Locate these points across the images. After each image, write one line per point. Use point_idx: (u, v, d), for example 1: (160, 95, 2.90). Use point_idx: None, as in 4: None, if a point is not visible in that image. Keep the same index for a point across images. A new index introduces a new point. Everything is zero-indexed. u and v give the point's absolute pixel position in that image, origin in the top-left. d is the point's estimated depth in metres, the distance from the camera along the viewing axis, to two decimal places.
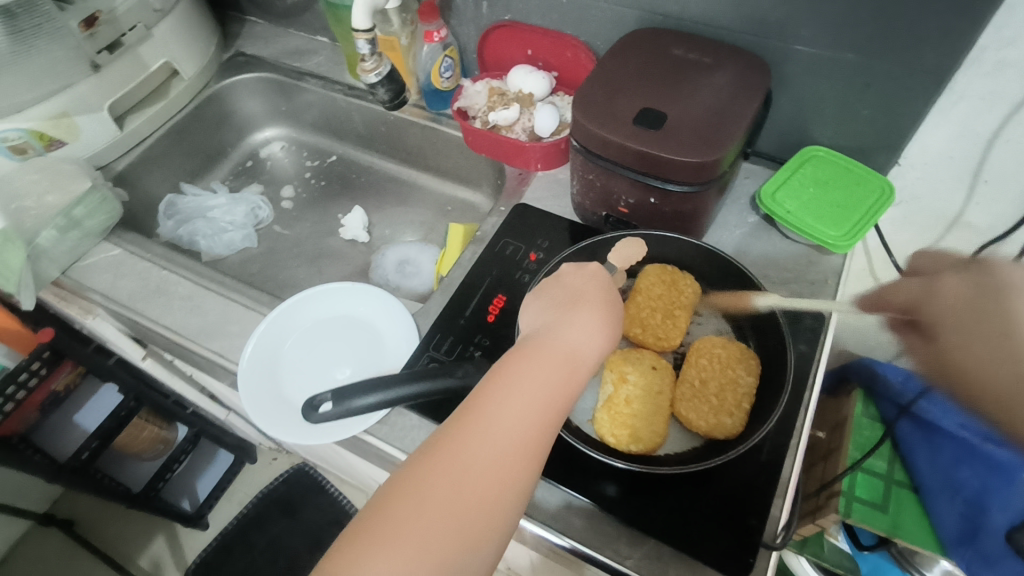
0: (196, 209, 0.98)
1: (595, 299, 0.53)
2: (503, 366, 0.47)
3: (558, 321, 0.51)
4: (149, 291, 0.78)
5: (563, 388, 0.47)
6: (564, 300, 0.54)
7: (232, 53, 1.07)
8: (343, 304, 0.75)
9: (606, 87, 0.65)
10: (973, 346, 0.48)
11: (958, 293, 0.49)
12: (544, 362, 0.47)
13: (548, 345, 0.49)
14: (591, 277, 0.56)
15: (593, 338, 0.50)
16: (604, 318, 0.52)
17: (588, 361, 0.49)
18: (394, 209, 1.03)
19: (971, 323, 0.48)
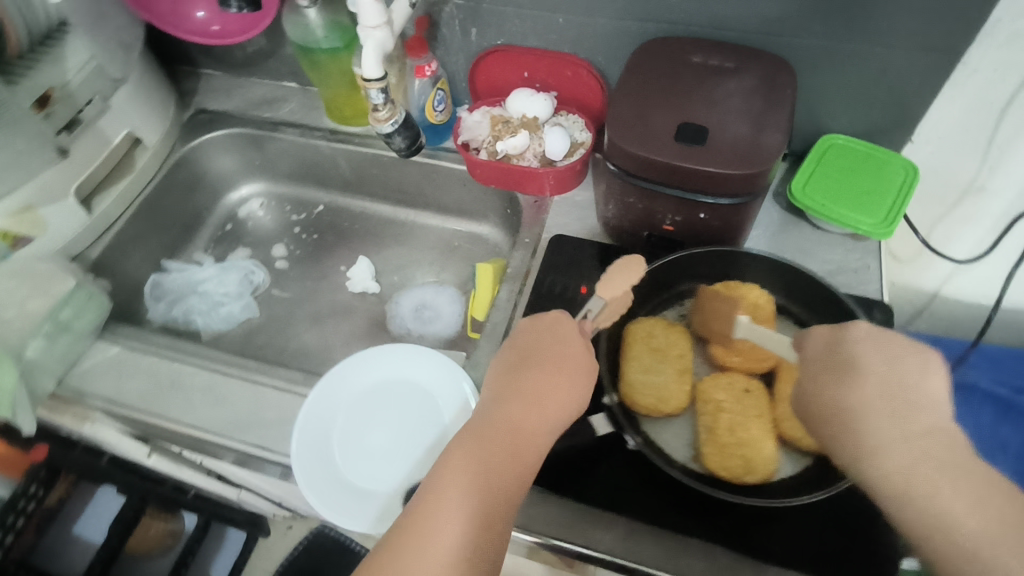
0: (187, 286, 0.92)
1: (555, 358, 0.55)
2: (455, 450, 0.49)
3: (513, 390, 0.53)
4: (164, 390, 0.71)
5: (519, 461, 0.49)
6: (523, 361, 0.55)
7: (192, 111, 0.98)
8: (387, 367, 0.70)
9: (637, 106, 0.63)
10: (827, 402, 0.48)
11: (823, 346, 0.50)
12: (498, 438, 0.49)
13: (502, 418, 0.50)
14: (554, 330, 0.57)
15: (550, 404, 0.52)
16: (563, 379, 0.54)
17: (545, 430, 0.51)
18: (397, 252, 0.98)
19: (828, 378, 0.49)
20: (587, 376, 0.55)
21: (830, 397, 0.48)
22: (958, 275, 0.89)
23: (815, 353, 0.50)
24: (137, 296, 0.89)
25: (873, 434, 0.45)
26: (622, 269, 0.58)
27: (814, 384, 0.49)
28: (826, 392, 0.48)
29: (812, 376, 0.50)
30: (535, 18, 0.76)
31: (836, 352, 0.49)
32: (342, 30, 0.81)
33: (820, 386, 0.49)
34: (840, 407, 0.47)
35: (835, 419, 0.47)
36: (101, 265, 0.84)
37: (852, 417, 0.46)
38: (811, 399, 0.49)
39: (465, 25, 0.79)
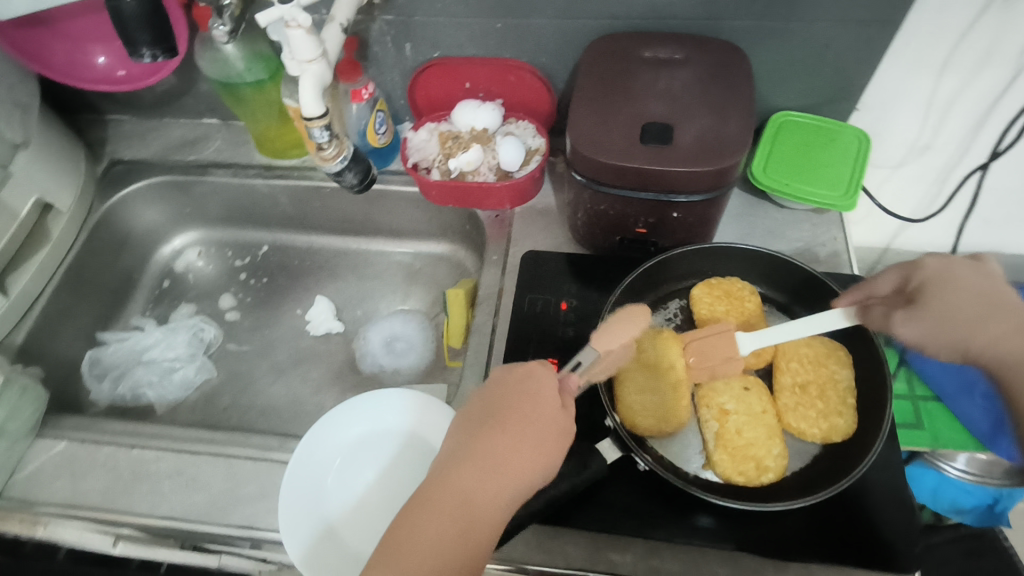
0: (131, 355, 0.84)
1: (521, 419, 0.50)
2: (403, 526, 0.46)
3: (472, 456, 0.49)
4: (127, 482, 0.64)
5: (467, 543, 0.45)
6: (487, 420, 0.51)
7: (105, 163, 0.89)
8: (363, 420, 0.65)
9: (597, 111, 0.60)
10: (967, 315, 0.48)
11: (938, 271, 0.50)
12: (445, 514, 0.46)
13: (453, 490, 0.47)
14: (528, 384, 0.52)
15: (510, 474, 0.48)
16: (525, 445, 0.49)
17: (500, 507, 0.47)
18: (356, 285, 0.93)
19: (974, 299, 0.48)
20: (553, 441, 0.50)
21: (958, 312, 0.48)
22: (908, 229, 0.92)
23: (945, 278, 0.50)
24: (76, 377, 0.81)
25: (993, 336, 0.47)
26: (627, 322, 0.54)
27: (939, 305, 0.49)
28: (955, 311, 0.48)
29: (931, 299, 0.49)
30: (471, 27, 0.72)
31: (955, 277, 0.49)
32: (264, 60, 0.75)
33: (951, 303, 0.48)
34: (982, 320, 0.48)
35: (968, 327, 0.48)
36: (29, 351, 0.76)
37: (995, 327, 0.47)
38: (940, 319, 0.48)
39: (397, 40, 0.75)
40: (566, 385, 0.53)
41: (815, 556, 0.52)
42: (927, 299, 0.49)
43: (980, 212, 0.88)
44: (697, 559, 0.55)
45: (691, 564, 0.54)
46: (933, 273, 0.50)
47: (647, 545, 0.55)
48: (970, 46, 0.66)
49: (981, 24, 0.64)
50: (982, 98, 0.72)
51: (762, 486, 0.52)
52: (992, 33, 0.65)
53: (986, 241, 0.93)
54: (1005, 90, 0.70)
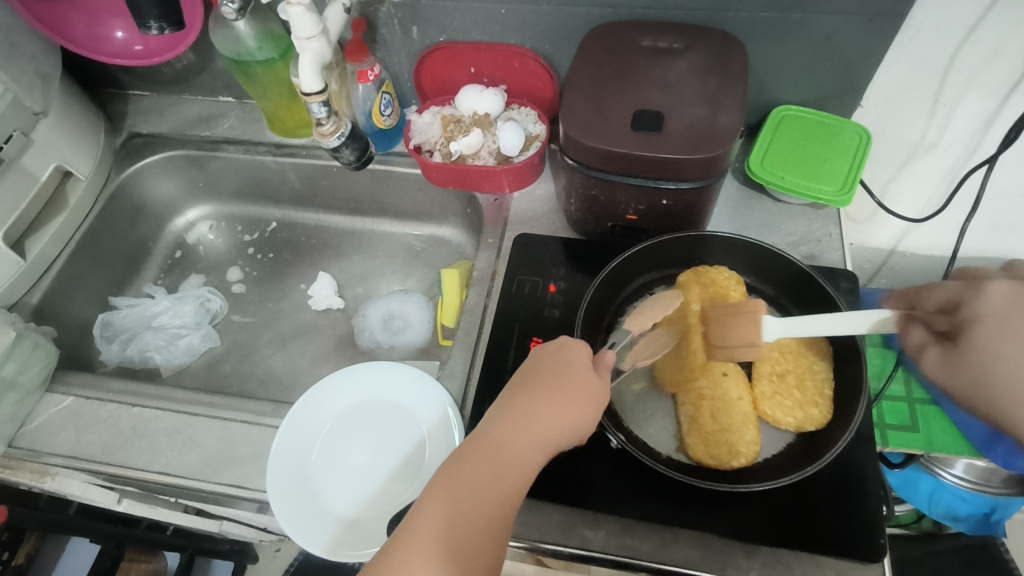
0: (140, 321, 0.87)
1: (555, 380, 0.52)
2: (445, 474, 0.46)
3: (511, 415, 0.50)
4: (126, 438, 0.68)
5: (501, 488, 0.46)
6: (523, 382, 0.53)
7: (124, 136, 0.93)
8: (352, 391, 0.67)
9: (591, 97, 0.61)
10: (1011, 367, 0.40)
11: (1002, 307, 0.41)
12: (482, 458, 0.47)
13: (489, 438, 0.48)
14: (561, 353, 0.55)
15: (543, 428, 0.50)
16: (557, 405, 0.51)
17: (531, 458, 0.48)
18: (359, 263, 0.95)
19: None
20: (585, 402, 0.51)
21: (996, 361, 0.40)
22: (913, 230, 0.91)
23: (1002, 315, 0.41)
24: (87, 338, 0.85)
25: None
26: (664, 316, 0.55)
27: (975, 349, 0.41)
28: (995, 359, 0.40)
29: (974, 340, 0.42)
30: (476, 12, 0.73)
31: (1015, 320, 0.41)
32: (275, 39, 0.77)
33: (992, 349, 0.41)
34: None
35: (1005, 381, 0.40)
36: (43, 311, 0.79)
37: None
38: (971, 365, 0.42)
39: (405, 23, 0.76)
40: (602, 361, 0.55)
41: (783, 543, 0.53)
42: (965, 340, 0.42)
43: (987, 216, 0.87)
44: (665, 540, 0.56)
45: (660, 544, 0.55)
46: (989, 306, 0.42)
47: (617, 524, 0.57)
48: (976, 42, 0.65)
49: (988, 20, 0.63)
50: (989, 96, 0.70)
51: (733, 471, 0.53)
52: (999, 31, 0.64)
53: (995, 246, 0.92)
54: (1014, 89, 0.69)
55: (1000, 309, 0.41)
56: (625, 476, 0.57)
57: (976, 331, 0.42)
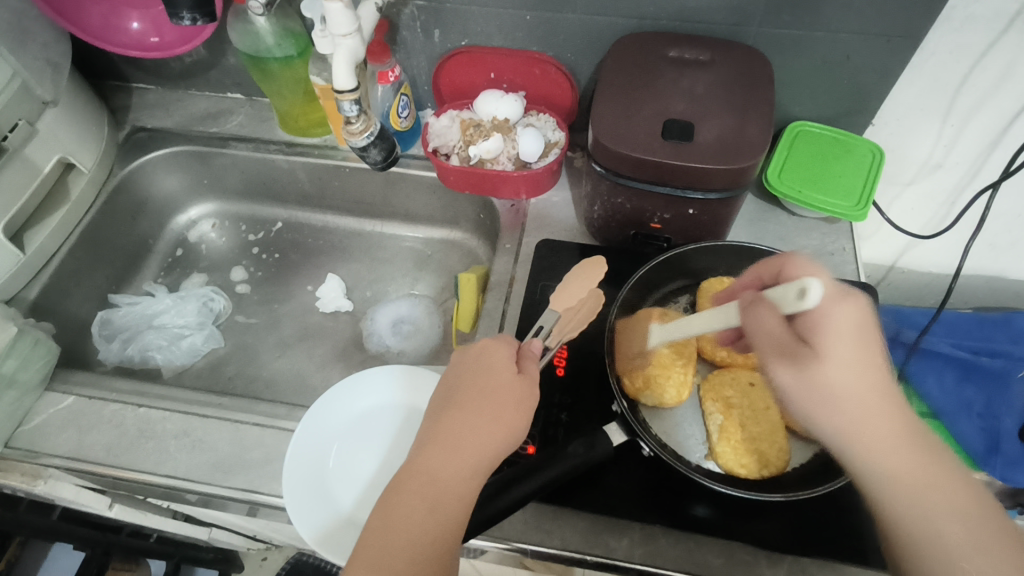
0: (140, 320, 0.85)
1: (479, 394, 0.50)
2: (378, 512, 0.46)
3: (437, 434, 0.49)
4: (132, 440, 0.65)
5: (437, 519, 0.45)
6: (448, 399, 0.51)
7: (127, 129, 0.90)
8: (378, 390, 0.66)
9: (620, 105, 0.62)
10: (847, 396, 0.43)
11: (849, 328, 0.43)
12: (414, 494, 0.46)
13: (419, 471, 0.47)
14: (482, 361, 0.53)
15: (470, 445, 0.48)
16: (485, 420, 0.49)
17: (468, 481, 0.47)
18: (367, 266, 0.94)
19: (876, 363, 0.44)
20: (514, 409, 0.50)
21: (842, 396, 0.43)
22: (915, 247, 0.93)
23: (831, 328, 0.44)
24: (85, 337, 0.82)
25: (864, 427, 0.43)
26: (578, 277, 0.60)
27: (830, 373, 0.43)
28: (836, 394, 0.43)
29: (829, 365, 0.43)
30: (499, 17, 0.73)
31: (839, 342, 0.43)
32: (295, 37, 0.76)
33: (840, 379, 0.43)
34: (872, 408, 0.43)
35: (839, 413, 0.43)
36: (41, 307, 0.76)
37: (875, 429, 0.43)
38: (819, 387, 0.43)
39: (426, 26, 0.76)
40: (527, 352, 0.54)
41: (811, 552, 0.53)
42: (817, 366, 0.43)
43: (987, 236, 0.89)
44: (690, 549, 0.56)
45: (686, 553, 0.55)
46: (831, 323, 0.44)
47: (642, 532, 0.56)
48: (987, 66, 0.68)
49: (1001, 45, 0.65)
50: (996, 120, 0.73)
51: (763, 479, 0.53)
52: (1012, 55, 0.66)
53: (992, 264, 0.94)
54: (1020, 113, 0.71)
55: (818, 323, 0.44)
56: (654, 484, 0.57)
57: (840, 342, 0.43)
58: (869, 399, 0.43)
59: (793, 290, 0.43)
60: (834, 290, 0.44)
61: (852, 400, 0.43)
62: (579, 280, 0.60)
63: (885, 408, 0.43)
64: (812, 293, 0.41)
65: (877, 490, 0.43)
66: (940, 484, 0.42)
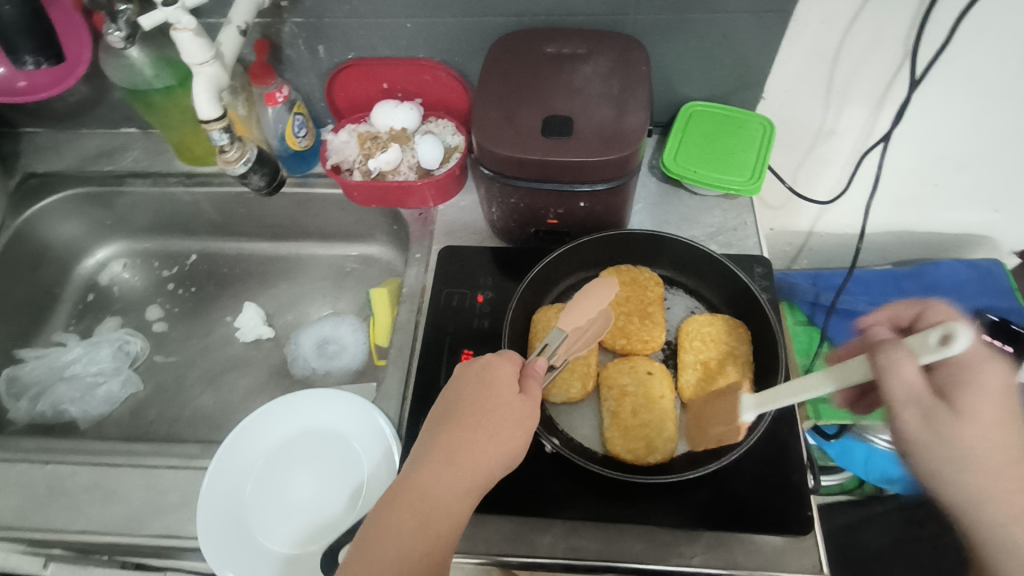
0: (50, 372, 0.82)
1: (478, 409, 0.48)
2: (368, 528, 0.44)
3: (436, 449, 0.47)
4: (40, 499, 0.63)
5: (427, 537, 0.43)
6: (447, 412, 0.49)
7: (19, 176, 0.87)
8: (294, 417, 0.66)
9: (500, 106, 0.62)
10: (989, 461, 0.40)
11: (1002, 387, 0.41)
12: (405, 509, 0.44)
13: (414, 484, 0.45)
14: (485, 375, 0.50)
15: (468, 461, 0.46)
16: (483, 438, 0.47)
17: (462, 500, 0.45)
18: (287, 288, 0.92)
19: (1000, 426, 0.41)
20: (512, 429, 0.47)
21: (991, 460, 0.40)
22: (826, 212, 0.96)
23: (975, 386, 0.41)
24: None
25: (999, 503, 0.39)
26: (589, 296, 0.56)
27: (974, 436, 0.40)
28: (977, 454, 0.40)
29: (980, 427, 0.40)
30: (379, 28, 0.73)
31: (998, 400, 0.41)
32: (172, 65, 0.74)
33: (980, 442, 0.40)
34: (1022, 474, 0.40)
35: (982, 487, 0.40)
36: None
37: (1023, 504, 0.40)
38: (968, 453, 0.40)
39: (310, 43, 0.75)
40: (533, 370, 0.51)
41: (731, 526, 0.54)
42: (959, 425, 0.40)
43: (889, 194, 0.92)
44: (611, 537, 0.56)
45: (606, 541, 0.55)
46: (979, 380, 0.41)
47: (563, 528, 0.56)
48: (857, 33, 0.69)
49: (866, 11, 0.67)
50: (874, 84, 0.75)
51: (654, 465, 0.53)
52: (878, 21, 0.68)
53: (899, 220, 0.97)
54: (896, 75, 0.73)
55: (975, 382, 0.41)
56: (574, 479, 0.57)
57: (1003, 401, 0.41)
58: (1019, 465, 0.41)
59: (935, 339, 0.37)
60: (979, 351, 0.43)
61: (992, 465, 0.40)
62: (592, 295, 0.56)
63: (1022, 482, 0.40)
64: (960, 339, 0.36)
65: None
66: None
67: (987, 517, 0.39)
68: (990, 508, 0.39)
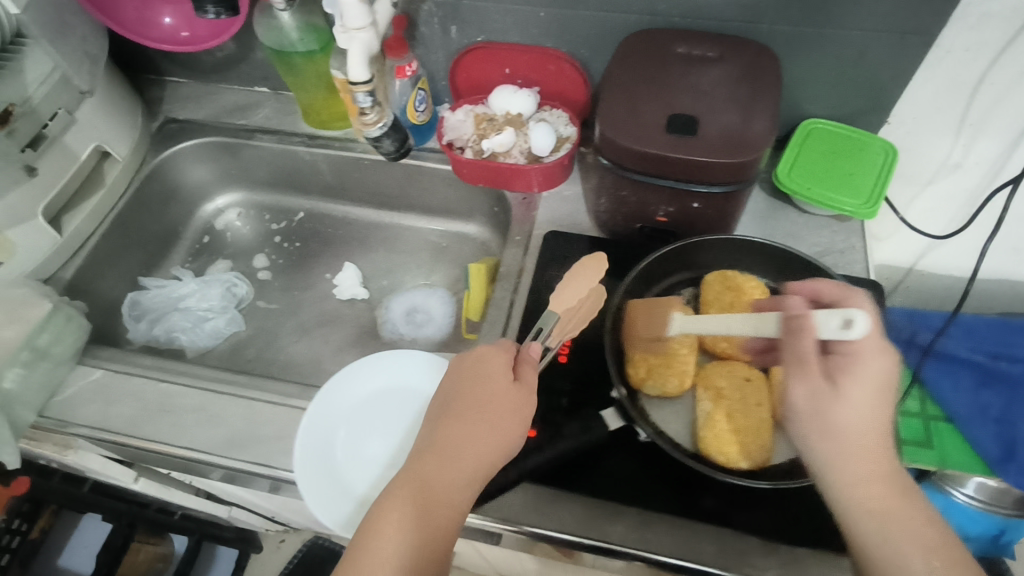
0: (167, 302, 0.89)
1: (476, 404, 0.51)
2: (373, 517, 0.47)
3: (434, 441, 0.50)
4: (154, 413, 0.68)
5: (432, 522, 0.47)
6: (444, 407, 0.52)
7: (160, 120, 0.95)
8: (387, 374, 0.69)
9: (626, 99, 0.63)
10: (850, 434, 0.47)
11: (848, 379, 0.48)
12: (409, 499, 0.47)
13: (418, 475, 0.48)
14: (479, 370, 0.54)
15: (466, 451, 0.49)
16: (480, 429, 0.50)
17: (462, 488, 0.49)
18: (384, 255, 0.96)
19: (862, 396, 0.47)
20: (507, 417, 0.51)
21: (855, 433, 0.47)
22: (933, 250, 0.92)
23: (863, 371, 0.48)
24: (116, 316, 0.86)
25: (848, 466, 0.46)
26: (578, 274, 0.60)
27: (847, 404, 0.47)
28: (849, 422, 0.47)
29: (845, 400, 0.47)
30: (514, 14, 0.75)
31: (870, 380, 0.48)
32: (317, 32, 0.79)
33: (856, 416, 0.47)
34: (875, 446, 0.47)
35: (836, 452, 0.47)
36: (76, 286, 0.81)
37: (864, 466, 0.46)
38: (823, 426, 0.47)
39: (445, 23, 0.79)
40: (528, 355, 0.56)
41: (809, 543, 0.54)
42: (838, 405, 0.47)
43: (1007, 239, 0.88)
44: (685, 536, 0.56)
45: (680, 539, 0.56)
46: (857, 365, 0.48)
47: (640, 518, 0.57)
48: (1006, 66, 0.66)
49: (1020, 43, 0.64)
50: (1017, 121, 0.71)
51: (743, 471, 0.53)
52: None
53: (1013, 269, 0.92)
54: None
55: (857, 366, 0.48)
56: (657, 472, 0.58)
57: (860, 383, 0.48)
58: (860, 445, 0.47)
59: (838, 316, 0.46)
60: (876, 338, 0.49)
61: (856, 436, 0.47)
62: (581, 277, 0.60)
63: (877, 451, 0.47)
64: (858, 322, 0.44)
65: (852, 531, 0.46)
66: (913, 528, 0.44)
67: (850, 475, 0.46)
68: (839, 468, 0.47)
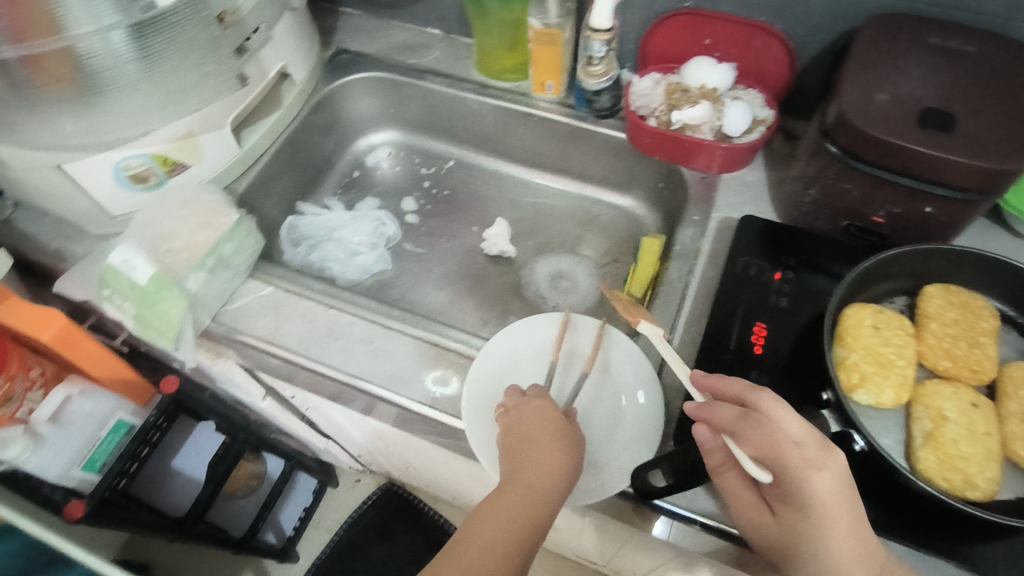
0: (324, 230, 0.89)
1: (546, 429, 0.53)
2: (468, 525, 0.49)
3: (518, 456, 0.52)
4: (323, 336, 0.69)
5: (524, 529, 0.48)
6: (514, 431, 0.54)
7: (333, 50, 0.94)
8: (550, 337, 0.66)
9: (874, 86, 0.58)
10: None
11: (845, 511, 0.42)
12: (506, 507, 0.49)
13: (509, 485, 0.50)
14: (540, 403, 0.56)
15: (548, 468, 0.51)
16: (555, 449, 0.52)
17: (547, 500, 0.50)
18: (532, 216, 0.94)
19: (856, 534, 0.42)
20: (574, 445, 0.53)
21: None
22: None
23: (805, 508, 0.42)
24: (273, 237, 0.87)
25: None
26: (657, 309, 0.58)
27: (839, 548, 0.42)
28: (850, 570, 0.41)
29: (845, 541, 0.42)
30: None
31: (846, 520, 0.42)
32: None
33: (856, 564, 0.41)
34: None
35: None
36: (245, 201, 0.82)
37: None
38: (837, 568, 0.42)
39: None
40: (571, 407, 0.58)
41: None
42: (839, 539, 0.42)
43: None
44: None
45: None
46: (823, 500, 0.42)
47: None
48: None
49: None
50: None
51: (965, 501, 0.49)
52: None
53: None
54: None
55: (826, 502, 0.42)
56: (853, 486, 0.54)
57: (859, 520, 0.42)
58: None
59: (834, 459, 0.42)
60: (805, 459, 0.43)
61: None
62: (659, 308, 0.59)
63: None
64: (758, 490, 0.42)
65: None
66: None
67: None
68: None
